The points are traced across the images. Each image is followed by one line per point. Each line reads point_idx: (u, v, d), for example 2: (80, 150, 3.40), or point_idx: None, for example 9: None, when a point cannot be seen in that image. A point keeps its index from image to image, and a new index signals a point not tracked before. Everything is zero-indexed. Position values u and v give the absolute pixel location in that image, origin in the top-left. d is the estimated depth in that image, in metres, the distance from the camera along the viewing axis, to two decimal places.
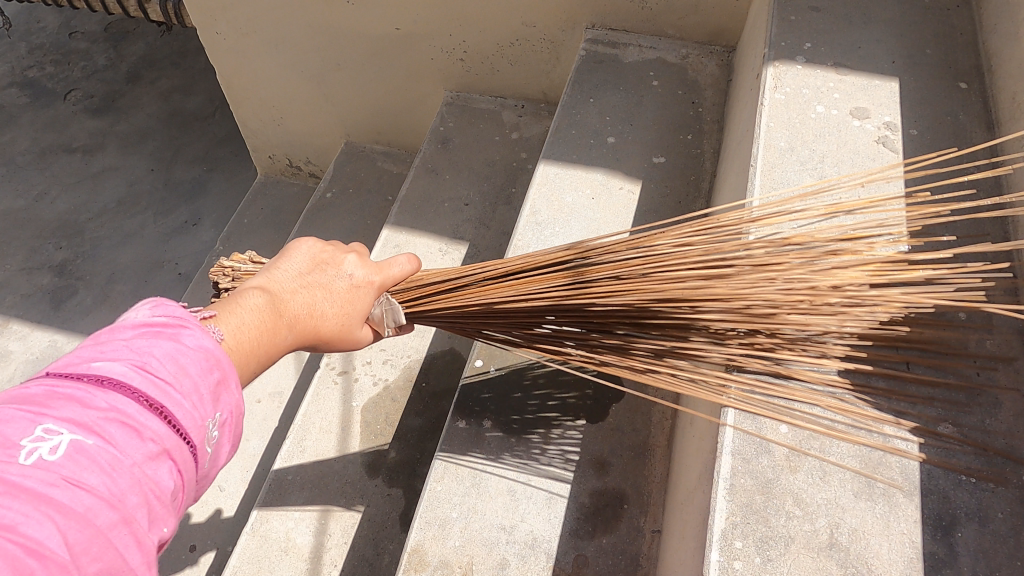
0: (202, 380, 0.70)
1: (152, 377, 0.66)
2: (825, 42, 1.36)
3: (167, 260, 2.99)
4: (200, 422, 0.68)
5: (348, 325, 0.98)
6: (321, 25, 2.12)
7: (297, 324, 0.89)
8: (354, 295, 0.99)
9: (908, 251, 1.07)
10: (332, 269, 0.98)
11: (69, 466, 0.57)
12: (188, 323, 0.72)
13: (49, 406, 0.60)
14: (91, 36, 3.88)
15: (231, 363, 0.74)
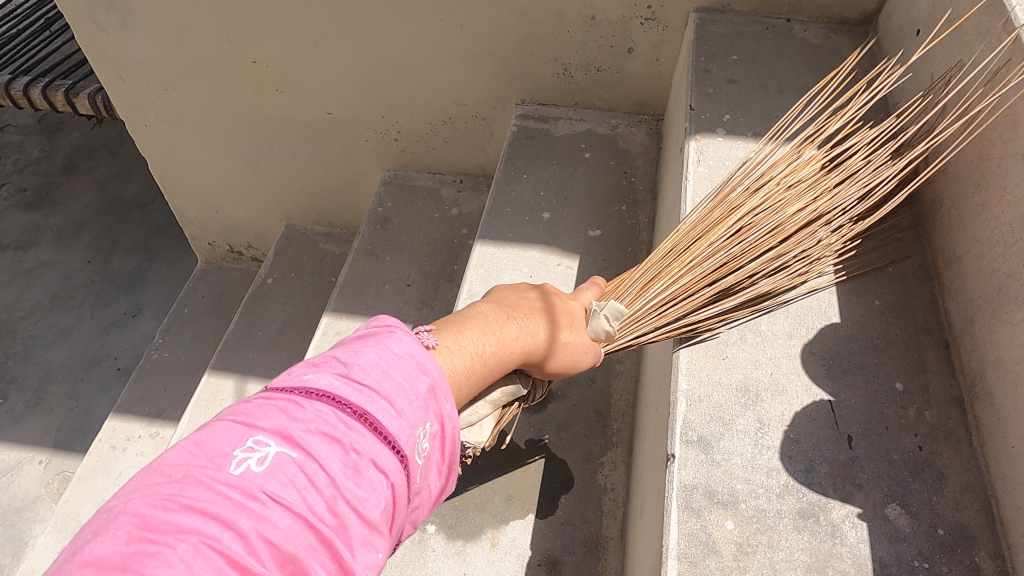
0: (405, 388, 0.80)
1: (357, 388, 0.76)
2: (743, 114, 1.38)
3: (106, 355, 2.86)
4: (407, 429, 0.78)
5: (579, 354, 1.05)
6: (252, 113, 2.09)
7: (521, 351, 0.98)
8: (575, 324, 1.06)
9: (840, 322, 1.06)
10: (550, 302, 1.06)
11: (276, 473, 0.67)
12: (394, 334, 0.84)
13: (264, 417, 0.71)
14: (23, 128, 3.80)
15: (435, 370, 0.85)
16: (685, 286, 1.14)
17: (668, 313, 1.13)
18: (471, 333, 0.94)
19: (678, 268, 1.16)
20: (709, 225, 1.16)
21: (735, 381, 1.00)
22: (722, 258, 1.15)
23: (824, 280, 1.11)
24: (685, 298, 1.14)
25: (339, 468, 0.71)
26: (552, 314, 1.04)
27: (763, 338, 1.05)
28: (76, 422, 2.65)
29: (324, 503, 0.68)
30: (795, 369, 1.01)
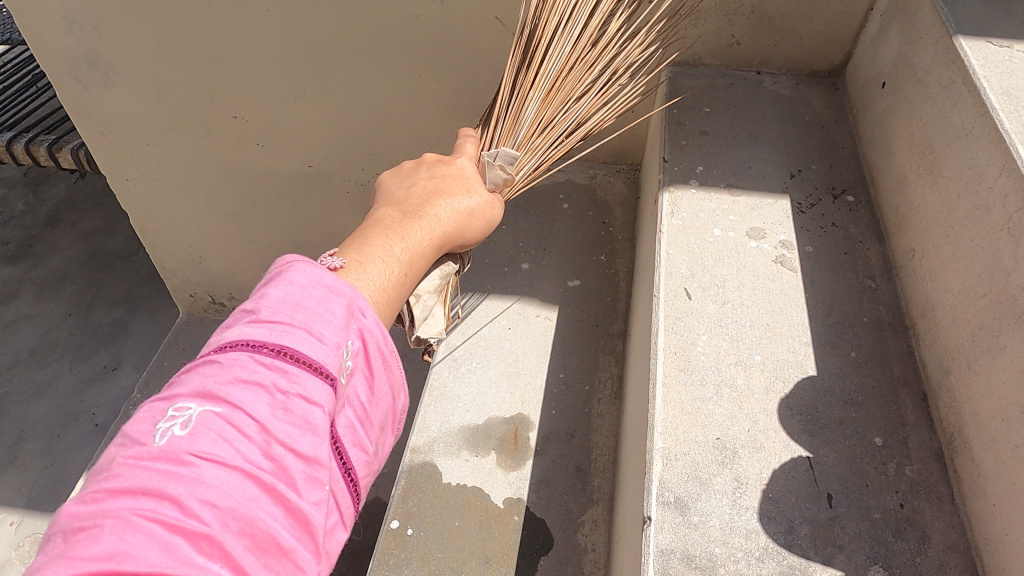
0: (321, 312, 0.69)
1: (269, 326, 0.65)
2: (716, 165, 1.39)
3: (84, 410, 2.80)
4: (333, 351, 0.67)
5: (486, 211, 0.97)
6: (233, 166, 2.10)
7: (433, 237, 0.87)
8: (469, 185, 0.97)
9: (817, 375, 1.05)
10: (436, 179, 0.95)
11: (203, 431, 0.56)
12: (290, 263, 0.72)
13: (178, 387, 0.61)
14: (9, 182, 3.80)
15: (347, 288, 0.73)
16: (539, 105, 1.18)
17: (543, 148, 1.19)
18: (375, 249, 0.81)
19: (547, 107, 1.19)
20: (554, 69, 1.20)
21: (712, 438, 0.98)
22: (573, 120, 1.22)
23: (799, 332, 1.10)
24: (553, 112, 1.20)
25: (268, 411, 0.60)
26: (445, 190, 0.93)
27: (739, 392, 1.03)
28: (51, 480, 2.58)
29: (261, 451, 0.59)
30: (773, 425, 0.99)
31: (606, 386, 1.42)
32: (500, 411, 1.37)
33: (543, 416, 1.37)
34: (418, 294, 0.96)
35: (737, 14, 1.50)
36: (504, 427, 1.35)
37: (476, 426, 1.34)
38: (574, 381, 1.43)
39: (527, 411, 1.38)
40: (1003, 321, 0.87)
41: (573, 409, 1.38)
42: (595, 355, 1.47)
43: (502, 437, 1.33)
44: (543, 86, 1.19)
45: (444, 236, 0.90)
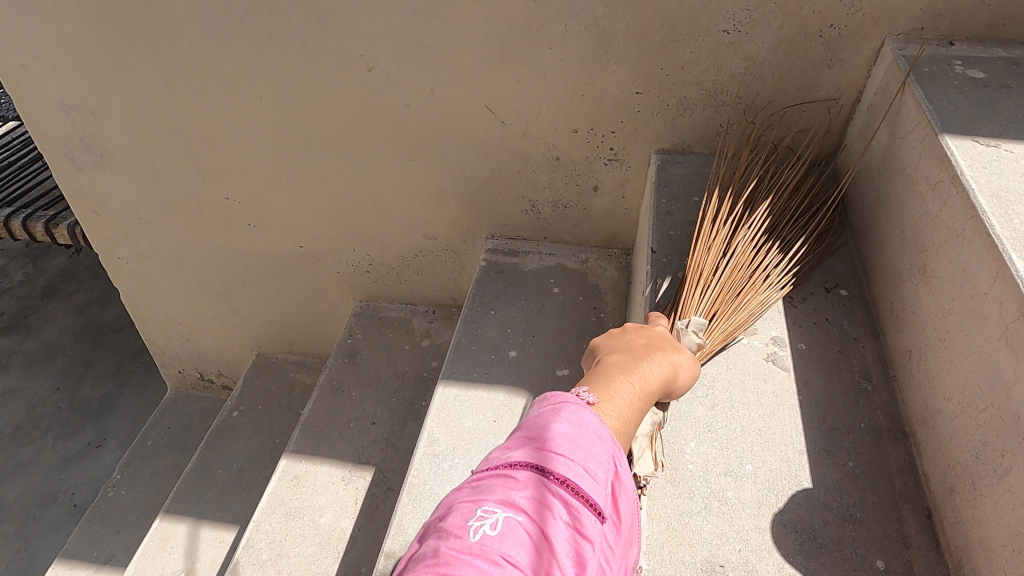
0: (598, 452, 0.75)
1: (556, 454, 0.72)
2: None
3: (63, 490, 2.71)
4: (604, 492, 0.73)
5: (694, 367, 0.99)
6: (224, 247, 2.09)
7: (660, 381, 0.93)
8: (678, 345, 1.00)
9: (812, 487, 0.98)
10: (650, 337, 1.00)
11: (509, 538, 0.64)
12: (568, 400, 0.79)
13: (484, 490, 0.70)
14: (10, 252, 3.83)
15: (610, 433, 0.79)
16: (722, 266, 1.19)
17: (735, 311, 1.16)
18: (620, 384, 0.88)
19: (734, 270, 1.19)
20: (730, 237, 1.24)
21: (700, 559, 0.91)
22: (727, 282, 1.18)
23: (793, 438, 1.05)
24: (740, 274, 1.20)
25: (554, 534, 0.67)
26: (661, 345, 0.97)
27: (729, 506, 0.97)
28: (21, 566, 2.47)
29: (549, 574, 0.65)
30: (765, 544, 0.93)
31: None
32: None
33: None
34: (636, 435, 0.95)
35: (723, 104, 1.50)
36: None
37: None
38: None
39: None
40: (1007, 440, 0.81)
41: None
42: None
43: None
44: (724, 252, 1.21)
45: (659, 386, 0.93)
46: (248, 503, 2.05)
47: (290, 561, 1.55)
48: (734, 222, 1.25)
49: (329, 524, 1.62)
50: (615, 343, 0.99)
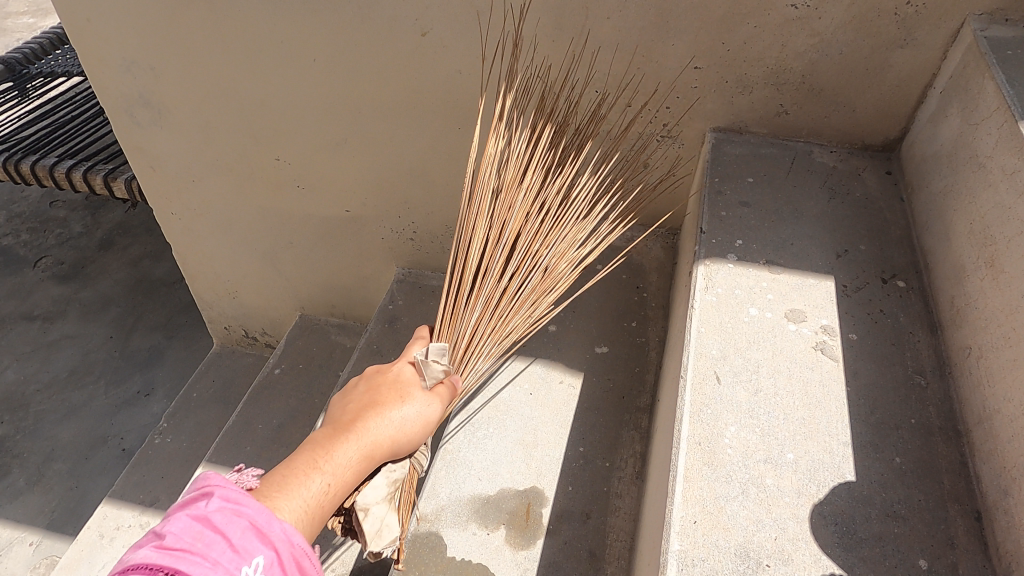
0: (224, 538, 0.71)
1: (166, 551, 0.67)
2: (757, 239, 1.33)
3: (112, 434, 2.83)
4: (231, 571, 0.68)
5: (426, 416, 0.98)
6: (272, 208, 2.13)
7: (365, 452, 0.89)
8: (404, 395, 0.98)
9: (856, 481, 0.96)
10: (373, 393, 0.97)
11: None
12: (197, 486, 0.74)
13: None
14: (70, 204, 3.97)
15: (257, 504, 0.75)
16: (484, 287, 1.20)
17: (491, 328, 1.19)
18: (303, 464, 0.84)
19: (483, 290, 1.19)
20: (499, 241, 1.22)
21: (735, 544, 0.90)
22: (480, 301, 1.19)
23: (838, 430, 1.02)
24: (477, 298, 1.20)
25: None
26: (379, 402, 0.95)
27: (768, 494, 0.95)
28: (72, 504, 2.60)
29: None
30: (803, 535, 0.90)
31: (627, 466, 1.34)
32: (514, 483, 1.30)
33: (558, 492, 1.30)
34: (365, 508, 1.01)
35: (786, 83, 1.46)
36: (516, 501, 1.28)
37: (488, 498, 1.28)
38: (594, 457, 1.35)
39: (543, 485, 1.31)
40: None
41: (590, 488, 1.31)
42: (619, 429, 1.39)
43: (513, 512, 1.27)
44: (481, 268, 1.20)
45: (380, 449, 0.92)
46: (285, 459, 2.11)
47: None
48: (498, 244, 1.21)
49: None
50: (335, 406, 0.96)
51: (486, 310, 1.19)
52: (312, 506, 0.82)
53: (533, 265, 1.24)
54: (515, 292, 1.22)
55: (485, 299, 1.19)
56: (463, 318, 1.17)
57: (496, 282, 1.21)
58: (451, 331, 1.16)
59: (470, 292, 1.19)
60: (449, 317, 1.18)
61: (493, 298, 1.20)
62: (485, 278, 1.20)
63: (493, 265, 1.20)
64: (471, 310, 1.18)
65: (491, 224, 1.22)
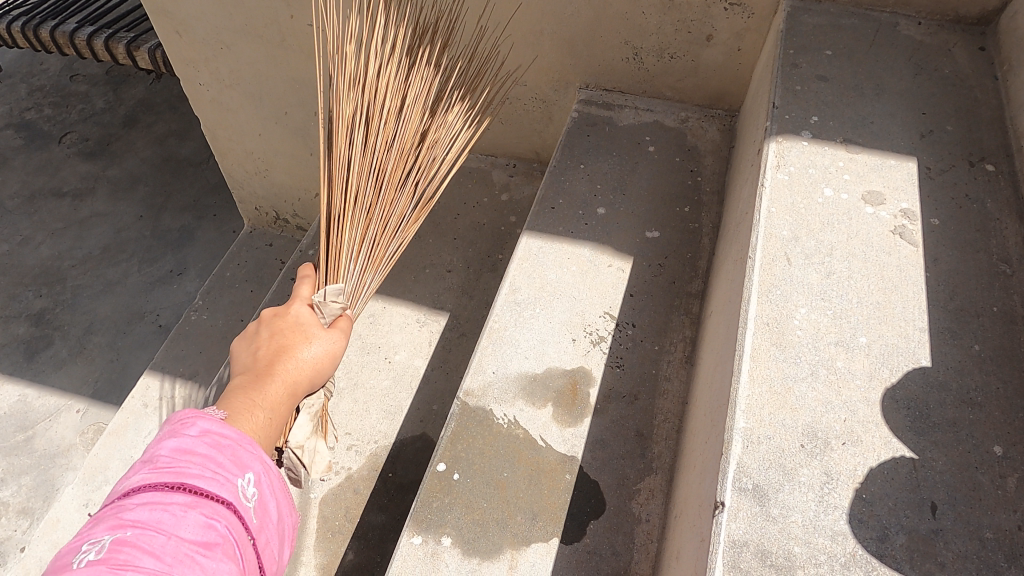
0: (205, 466, 0.75)
1: (167, 470, 0.73)
2: (833, 116, 1.23)
3: (149, 311, 2.88)
4: (231, 487, 0.75)
5: (332, 350, 0.99)
6: (305, 78, 2.02)
7: (287, 388, 0.91)
8: (309, 329, 0.97)
9: (931, 366, 0.92)
10: (279, 334, 0.95)
11: (115, 555, 0.64)
12: (183, 417, 0.80)
13: (93, 525, 0.68)
14: (91, 78, 3.86)
15: (236, 430, 0.80)
16: (397, 131, 1.21)
17: (418, 152, 1.24)
18: (238, 404, 0.84)
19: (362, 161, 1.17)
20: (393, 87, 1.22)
21: (803, 425, 0.87)
22: (398, 132, 1.21)
23: (914, 316, 0.97)
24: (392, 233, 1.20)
25: (173, 522, 0.69)
26: (286, 349, 0.94)
27: (838, 377, 0.91)
28: (115, 374, 2.68)
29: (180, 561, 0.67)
30: (874, 418, 0.88)
31: (677, 350, 1.31)
32: (561, 362, 1.28)
33: (606, 373, 1.28)
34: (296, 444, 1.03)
35: None
36: (563, 380, 1.26)
37: (536, 376, 1.26)
38: (643, 339, 1.33)
39: (590, 366, 1.28)
40: None
41: (638, 369, 1.29)
42: (669, 313, 1.36)
43: (560, 391, 1.25)
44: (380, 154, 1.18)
45: (303, 381, 0.94)
46: None
47: (366, 391, 1.59)
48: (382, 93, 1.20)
49: (402, 361, 1.65)
50: (243, 375, 0.90)
51: (419, 132, 1.24)
52: (255, 430, 0.84)
53: (426, 123, 1.27)
54: (430, 143, 1.27)
55: (419, 147, 1.24)
56: (426, 157, 1.25)
57: (411, 106, 1.24)
58: (421, 164, 1.24)
59: (390, 137, 1.19)
60: (428, 147, 1.26)
61: (435, 139, 1.28)
62: (415, 134, 1.24)
63: (427, 131, 1.27)
64: (398, 130, 1.21)
65: (366, 94, 1.20)
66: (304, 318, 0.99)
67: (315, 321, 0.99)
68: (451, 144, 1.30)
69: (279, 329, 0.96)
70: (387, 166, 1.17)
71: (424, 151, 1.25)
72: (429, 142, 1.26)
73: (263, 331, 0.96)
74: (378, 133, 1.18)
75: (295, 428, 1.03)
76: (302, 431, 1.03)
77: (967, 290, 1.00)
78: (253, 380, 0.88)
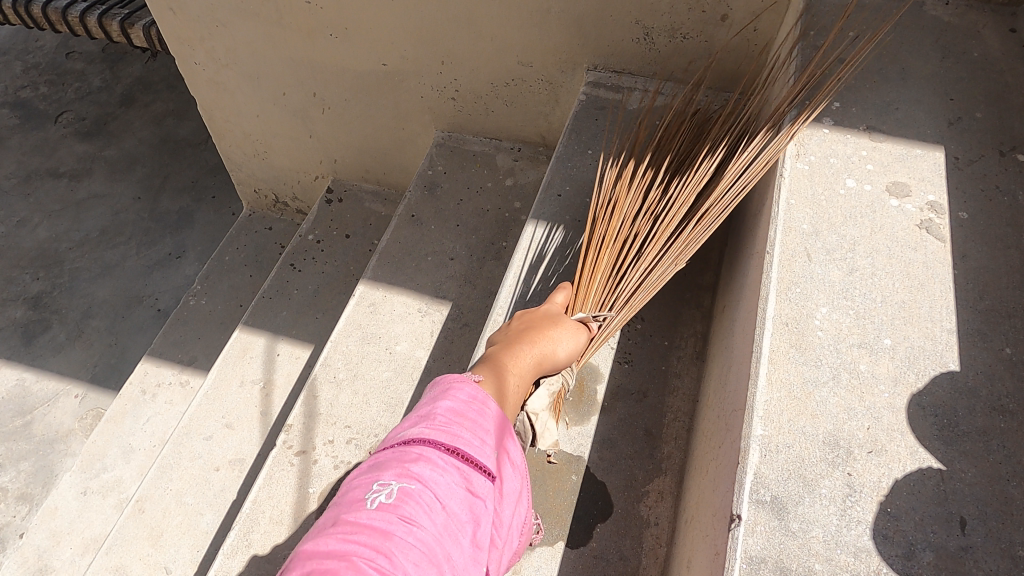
0: (471, 433, 0.77)
1: (442, 429, 0.75)
2: (856, 102, 1.16)
3: (147, 295, 2.84)
4: (490, 458, 0.77)
5: (570, 348, 1.01)
6: (304, 57, 1.95)
7: (534, 369, 0.96)
8: (558, 322, 1.02)
9: (960, 371, 0.87)
10: (534, 319, 1.03)
11: (404, 505, 0.67)
12: (454, 381, 0.83)
13: (378, 470, 0.71)
14: (87, 56, 3.78)
15: (498, 408, 0.82)
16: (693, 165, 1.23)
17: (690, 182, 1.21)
18: (489, 365, 0.90)
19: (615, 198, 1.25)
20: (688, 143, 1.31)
21: (823, 433, 0.82)
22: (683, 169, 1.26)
23: (941, 317, 0.92)
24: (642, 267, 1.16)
25: (444, 488, 0.71)
26: (540, 332, 0.99)
27: (860, 382, 0.86)
28: (114, 359, 2.65)
29: (449, 524, 0.69)
30: (898, 426, 0.83)
31: (688, 345, 1.26)
32: None
33: (614, 369, 1.23)
34: (533, 412, 0.98)
35: None
36: (569, 375, 1.21)
37: None
38: (653, 334, 1.28)
39: (597, 360, 1.23)
40: None
41: (649, 365, 1.24)
42: (680, 307, 1.31)
43: (566, 387, 1.20)
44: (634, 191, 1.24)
45: (541, 366, 0.97)
46: (323, 325, 2.10)
47: (367, 384, 1.55)
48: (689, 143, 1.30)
49: (403, 352, 1.60)
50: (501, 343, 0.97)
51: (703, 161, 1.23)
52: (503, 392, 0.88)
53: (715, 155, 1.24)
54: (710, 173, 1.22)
55: (700, 177, 1.21)
56: (699, 185, 1.20)
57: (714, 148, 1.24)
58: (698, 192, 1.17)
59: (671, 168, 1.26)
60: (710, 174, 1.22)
61: (714, 165, 1.20)
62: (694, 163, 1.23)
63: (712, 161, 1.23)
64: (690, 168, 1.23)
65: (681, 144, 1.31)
66: (556, 313, 1.05)
67: (566, 319, 1.04)
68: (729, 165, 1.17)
69: (531, 318, 1.03)
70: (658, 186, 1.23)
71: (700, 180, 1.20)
72: (718, 179, 1.19)
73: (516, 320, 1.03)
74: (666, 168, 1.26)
75: (534, 397, 0.98)
76: (541, 400, 0.98)
77: (998, 289, 0.94)
78: (507, 348, 0.95)
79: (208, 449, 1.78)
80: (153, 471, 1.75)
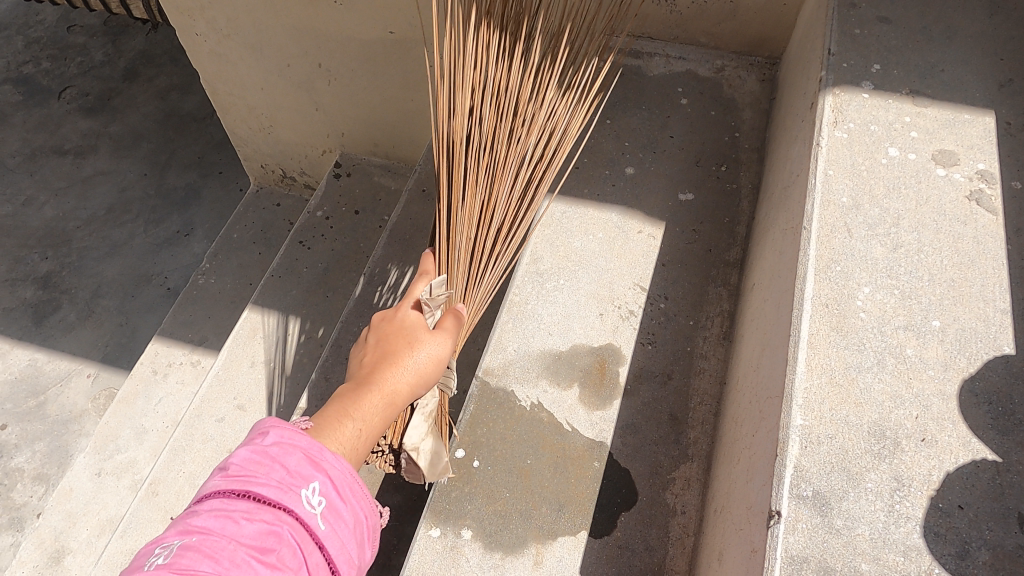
0: (272, 472, 0.68)
1: (238, 474, 0.67)
2: (898, 64, 1.08)
3: (156, 273, 2.81)
4: (296, 492, 0.68)
5: (434, 360, 0.91)
6: (308, 26, 1.87)
7: (386, 403, 0.86)
8: (414, 336, 0.91)
9: (1015, 355, 0.81)
10: (385, 339, 0.91)
11: (177, 565, 0.59)
12: (262, 421, 0.74)
13: (165, 533, 0.64)
14: (89, 29, 3.70)
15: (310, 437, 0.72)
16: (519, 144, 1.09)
17: (513, 174, 1.09)
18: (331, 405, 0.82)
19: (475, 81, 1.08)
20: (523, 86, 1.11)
21: (868, 422, 0.77)
22: (515, 131, 1.09)
23: (994, 296, 0.85)
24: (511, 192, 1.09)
25: (235, 534, 0.63)
26: (390, 353, 0.89)
27: (908, 367, 0.80)
28: (124, 339, 2.62)
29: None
30: (948, 415, 0.77)
31: (713, 325, 1.21)
32: (587, 339, 1.19)
33: (637, 351, 1.18)
34: (413, 444, 0.97)
35: None
36: (590, 359, 1.17)
37: (560, 354, 1.17)
38: (677, 313, 1.22)
39: (619, 343, 1.19)
40: None
41: (672, 346, 1.19)
42: (705, 284, 1.25)
43: (587, 370, 1.16)
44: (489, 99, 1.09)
45: (396, 395, 0.87)
46: (334, 304, 2.06)
47: None
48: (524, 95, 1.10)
49: None
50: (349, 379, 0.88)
51: (531, 147, 1.11)
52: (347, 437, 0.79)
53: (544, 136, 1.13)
54: (524, 164, 1.10)
55: (526, 175, 1.11)
56: (525, 181, 1.11)
57: (552, 119, 1.13)
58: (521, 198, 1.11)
59: (499, 137, 1.08)
60: (525, 168, 1.11)
61: (536, 163, 1.12)
62: (517, 142, 1.09)
63: (539, 153, 1.12)
64: (519, 147, 1.09)
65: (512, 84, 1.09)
66: (414, 322, 0.94)
67: (422, 326, 0.93)
68: (540, 169, 1.13)
69: (385, 335, 0.92)
70: (486, 168, 1.07)
71: (514, 177, 1.10)
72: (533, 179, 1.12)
73: (371, 334, 0.94)
74: (497, 138, 1.07)
75: (411, 428, 0.97)
76: (418, 431, 0.97)
77: None
78: (352, 387, 0.85)
79: (220, 431, 1.75)
80: (165, 452, 1.72)
